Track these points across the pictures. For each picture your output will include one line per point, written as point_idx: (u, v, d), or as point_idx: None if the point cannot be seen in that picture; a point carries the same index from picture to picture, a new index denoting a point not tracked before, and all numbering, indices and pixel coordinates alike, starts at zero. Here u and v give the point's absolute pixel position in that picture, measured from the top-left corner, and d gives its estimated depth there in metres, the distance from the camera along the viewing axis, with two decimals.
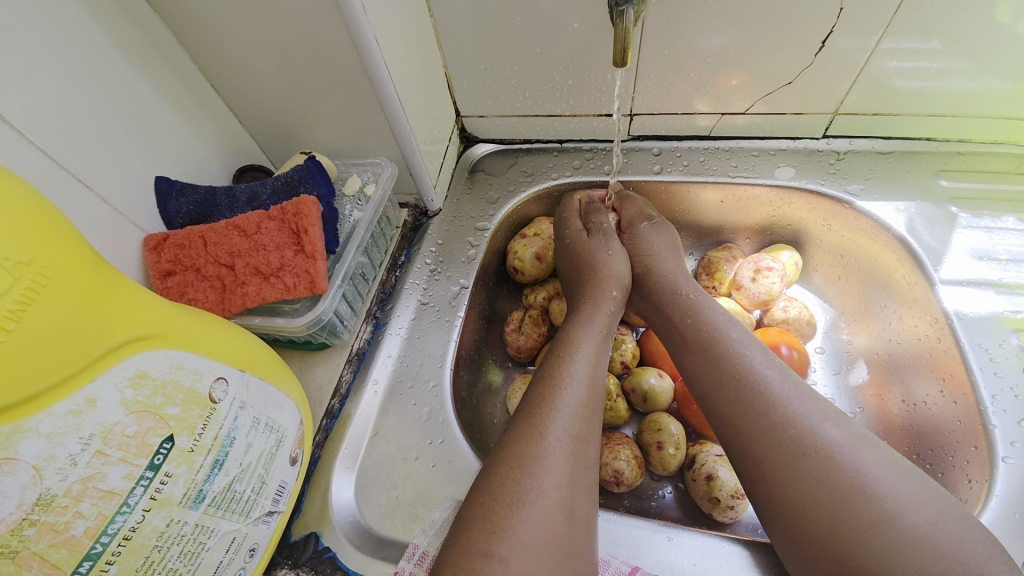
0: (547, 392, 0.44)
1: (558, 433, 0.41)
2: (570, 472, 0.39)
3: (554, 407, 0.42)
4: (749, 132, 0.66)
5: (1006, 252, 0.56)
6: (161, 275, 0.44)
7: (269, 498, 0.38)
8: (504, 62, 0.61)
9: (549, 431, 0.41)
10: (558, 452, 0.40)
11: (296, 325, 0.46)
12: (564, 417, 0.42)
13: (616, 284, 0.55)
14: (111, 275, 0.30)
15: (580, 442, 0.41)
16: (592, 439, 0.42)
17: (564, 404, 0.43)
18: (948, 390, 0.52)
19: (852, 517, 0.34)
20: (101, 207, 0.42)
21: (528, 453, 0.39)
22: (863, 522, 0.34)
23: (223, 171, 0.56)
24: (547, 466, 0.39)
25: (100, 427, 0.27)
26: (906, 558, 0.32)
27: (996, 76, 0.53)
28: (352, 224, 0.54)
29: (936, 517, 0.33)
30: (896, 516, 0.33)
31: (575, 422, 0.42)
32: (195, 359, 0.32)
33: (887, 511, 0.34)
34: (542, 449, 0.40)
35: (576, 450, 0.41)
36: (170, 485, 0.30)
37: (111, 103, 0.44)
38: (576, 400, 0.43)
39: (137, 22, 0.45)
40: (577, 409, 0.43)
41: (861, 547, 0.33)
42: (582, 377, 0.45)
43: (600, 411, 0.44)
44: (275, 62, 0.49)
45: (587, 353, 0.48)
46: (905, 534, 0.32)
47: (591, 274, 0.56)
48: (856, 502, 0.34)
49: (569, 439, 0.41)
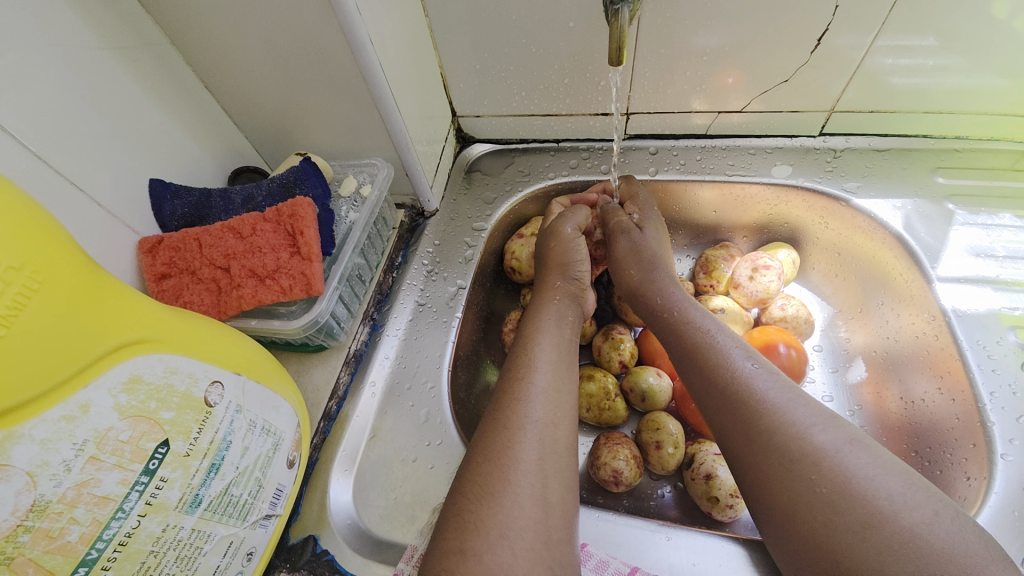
0: (511, 384, 0.44)
1: (527, 421, 0.41)
2: (541, 459, 0.39)
3: (519, 397, 0.43)
4: (746, 131, 0.66)
5: (1003, 249, 0.56)
6: (156, 278, 0.44)
7: (266, 501, 0.37)
8: (500, 62, 0.61)
9: (516, 420, 0.41)
10: (528, 438, 0.40)
11: (292, 327, 0.46)
12: (529, 406, 0.42)
13: (561, 272, 0.55)
14: (104, 279, 0.30)
15: (549, 428, 0.41)
16: (564, 424, 0.42)
17: (527, 393, 0.43)
18: (946, 388, 0.52)
19: (844, 518, 0.34)
20: (95, 210, 0.42)
21: (497, 444, 0.40)
22: (854, 522, 0.34)
23: (219, 174, 0.56)
24: (517, 455, 0.39)
25: (94, 433, 0.27)
26: (899, 558, 0.32)
27: (993, 72, 0.53)
28: (347, 226, 0.53)
29: (930, 518, 0.33)
30: (888, 516, 0.33)
31: (543, 408, 0.42)
32: (189, 363, 0.32)
33: (880, 512, 0.34)
34: (512, 438, 0.40)
35: (547, 436, 0.41)
36: (165, 490, 0.30)
37: (104, 106, 0.43)
38: (540, 388, 0.44)
39: (128, 23, 0.45)
40: (542, 396, 0.43)
41: (853, 548, 0.33)
42: (545, 365, 0.46)
43: (570, 394, 0.45)
44: (269, 62, 0.49)
45: (545, 342, 0.48)
46: (898, 534, 0.32)
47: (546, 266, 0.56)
48: (850, 503, 0.35)
49: (539, 426, 0.41)
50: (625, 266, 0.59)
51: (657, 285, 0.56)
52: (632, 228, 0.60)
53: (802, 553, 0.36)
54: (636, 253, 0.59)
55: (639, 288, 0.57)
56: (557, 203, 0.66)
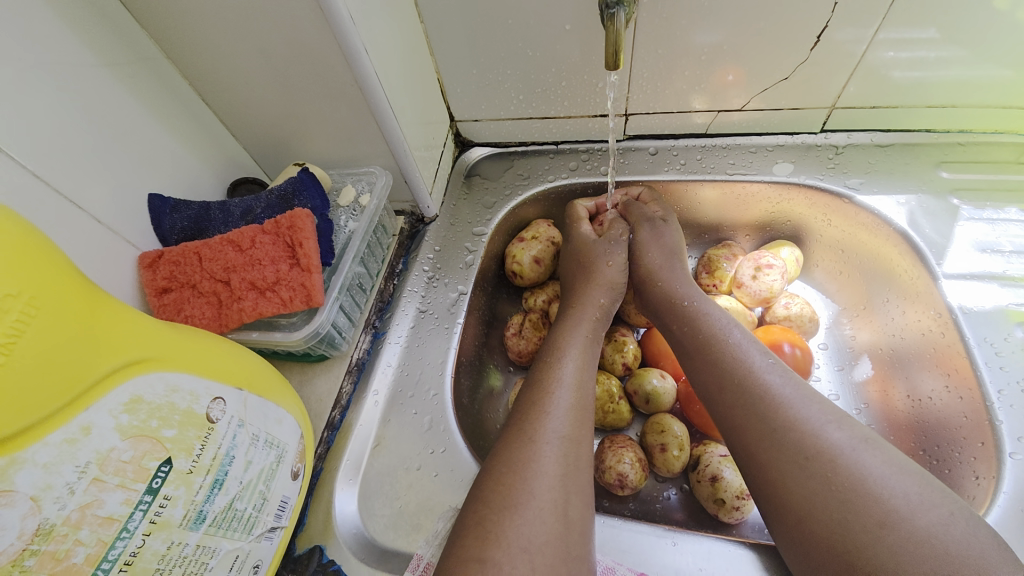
0: (536, 396, 0.44)
1: (550, 435, 0.41)
2: (564, 475, 0.39)
3: (544, 410, 0.43)
4: (746, 129, 0.65)
5: (1010, 244, 0.56)
6: (157, 293, 0.44)
7: (271, 514, 0.38)
8: (496, 66, 0.61)
9: (541, 434, 0.41)
10: (551, 453, 0.40)
11: (293, 339, 0.46)
12: (554, 420, 0.42)
13: (608, 291, 0.56)
14: (101, 300, 0.30)
15: (572, 445, 0.41)
16: (585, 442, 0.43)
17: (553, 407, 0.43)
18: (954, 385, 0.52)
19: (859, 517, 0.34)
20: (95, 227, 0.42)
21: (521, 456, 0.40)
22: (870, 521, 0.34)
23: (218, 186, 0.56)
24: (540, 469, 0.39)
25: (96, 454, 0.27)
26: (914, 559, 0.31)
27: (997, 64, 0.52)
28: (347, 235, 0.53)
29: (946, 518, 0.33)
30: (904, 516, 0.33)
31: (566, 424, 0.42)
32: (190, 380, 0.32)
33: (895, 511, 0.33)
34: (535, 452, 0.40)
35: (570, 452, 0.41)
36: (169, 508, 0.30)
37: (102, 122, 0.43)
38: (565, 403, 0.44)
39: (124, 39, 0.45)
40: (567, 412, 0.43)
41: (869, 548, 0.33)
42: (571, 380, 0.46)
43: (591, 413, 0.45)
44: (266, 73, 0.49)
45: (574, 357, 0.48)
46: (914, 534, 0.32)
47: (588, 274, 0.57)
48: (864, 501, 0.34)
49: (562, 441, 0.41)
50: (645, 253, 0.58)
51: (674, 275, 0.56)
52: (656, 219, 0.60)
53: (810, 555, 0.36)
54: (659, 243, 0.58)
55: (655, 272, 0.57)
56: (579, 204, 0.64)
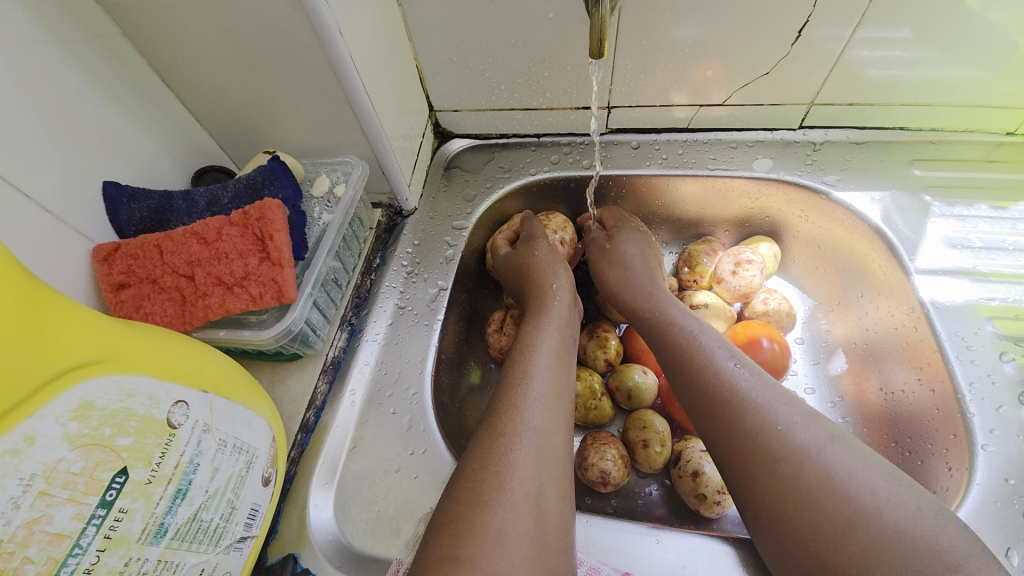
0: (508, 389, 0.43)
1: (524, 427, 0.40)
2: (539, 465, 0.38)
3: (517, 402, 0.42)
4: (727, 124, 0.65)
5: (979, 240, 0.57)
6: (113, 288, 0.41)
7: (240, 523, 0.36)
8: (477, 54, 0.59)
9: (513, 427, 0.40)
10: (526, 445, 0.39)
11: (264, 337, 0.44)
12: (527, 412, 0.41)
13: (552, 273, 0.55)
14: (46, 297, 0.27)
15: (547, 435, 0.40)
16: (562, 432, 0.42)
17: (525, 399, 0.42)
18: (926, 378, 0.53)
19: (827, 517, 0.34)
20: (42, 217, 0.39)
21: (495, 451, 0.38)
22: (840, 521, 0.34)
23: (181, 174, 0.53)
24: (514, 463, 0.38)
25: (42, 466, 0.24)
26: (884, 556, 0.32)
27: (969, 64, 0.54)
28: (321, 228, 0.51)
29: (913, 513, 0.33)
30: (872, 513, 0.33)
31: (541, 414, 0.41)
32: (148, 383, 0.30)
33: (865, 508, 0.34)
34: (509, 446, 0.39)
35: (545, 443, 0.40)
36: (127, 521, 0.28)
37: (50, 103, 0.40)
38: (538, 394, 0.43)
39: (73, 13, 0.41)
40: (540, 402, 0.42)
41: (840, 547, 0.33)
42: (545, 370, 0.45)
43: (566, 402, 0.44)
44: (231, 53, 0.46)
45: (546, 348, 0.47)
46: (882, 531, 0.33)
47: (532, 273, 0.56)
48: (833, 502, 0.35)
49: (537, 432, 0.40)
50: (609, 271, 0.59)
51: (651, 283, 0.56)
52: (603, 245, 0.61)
53: (789, 555, 0.36)
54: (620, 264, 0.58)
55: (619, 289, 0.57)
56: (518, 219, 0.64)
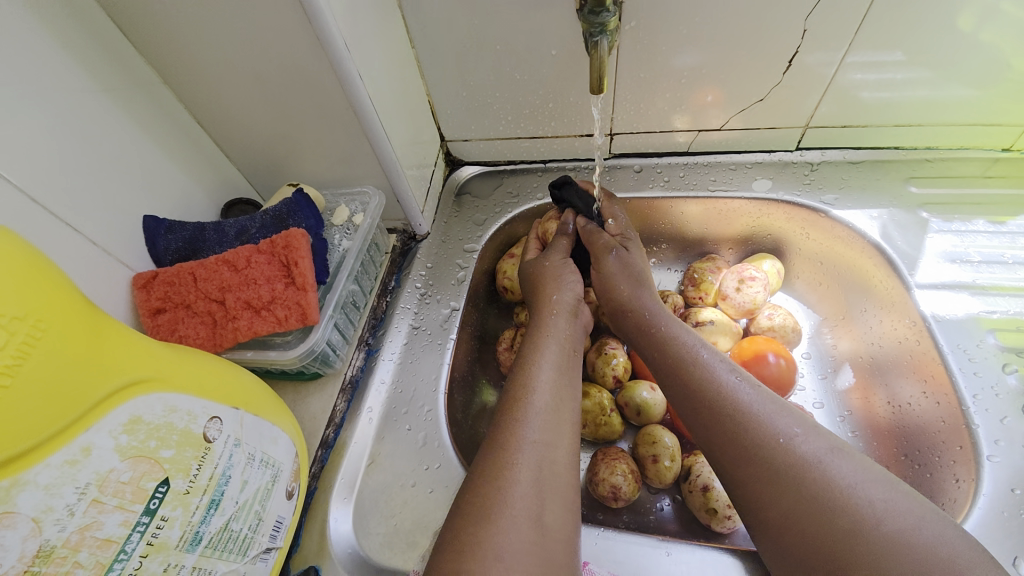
0: (510, 403, 0.45)
1: (524, 441, 0.42)
2: (539, 480, 0.40)
3: (518, 416, 0.43)
4: (726, 147, 0.68)
5: (977, 254, 0.58)
6: (151, 313, 0.44)
7: (266, 535, 0.37)
8: (485, 89, 0.63)
9: (514, 440, 0.42)
10: (525, 459, 0.40)
11: (288, 357, 0.46)
12: (528, 425, 0.43)
13: (556, 286, 0.56)
14: (104, 322, 0.30)
15: (547, 448, 0.42)
16: (563, 445, 0.43)
17: (525, 412, 0.44)
18: (931, 391, 0.54)
19: (829, 529, 0.35)
20: (89, 248, 0.43)
21: (497, 465, 0.40)
22: (842, 530, 0.34)
23: (212, 206, 0.57)
24: (515, 475, 0.39)
25: (96, 475, 0.27)
26: (893, 564, 0.32)
27: (960, 83, 0.56)
28: (341, 254, 0.54)
29: (915, 523, 0.34)
30: (872, 524, 0.34)
31: (540, 428, 0.43)
32: (188, 400, 0.32)
33: (863, 519, 0.34)
34: (510, 459, 0.40)
35: (545, 457, 0.41)
36: (167, 529, 0.30)
37: (99, 146, 0.44)
38: (541, 409, 0.44)
39: (122, 66, 0.46)
40: (540, 415, 0.44)
41: (847, 554, 0.34)
42: (546, 385, 0.46)
43: (569, 416, 0.45)
44: (260, 96, 0.50)
45: (548, 361, 0.48)
46: (881, 543, 0.33)
47: (544, 285, 0.57)
48: (834, 513, 0.35)
49: (536, 446, 0.41)
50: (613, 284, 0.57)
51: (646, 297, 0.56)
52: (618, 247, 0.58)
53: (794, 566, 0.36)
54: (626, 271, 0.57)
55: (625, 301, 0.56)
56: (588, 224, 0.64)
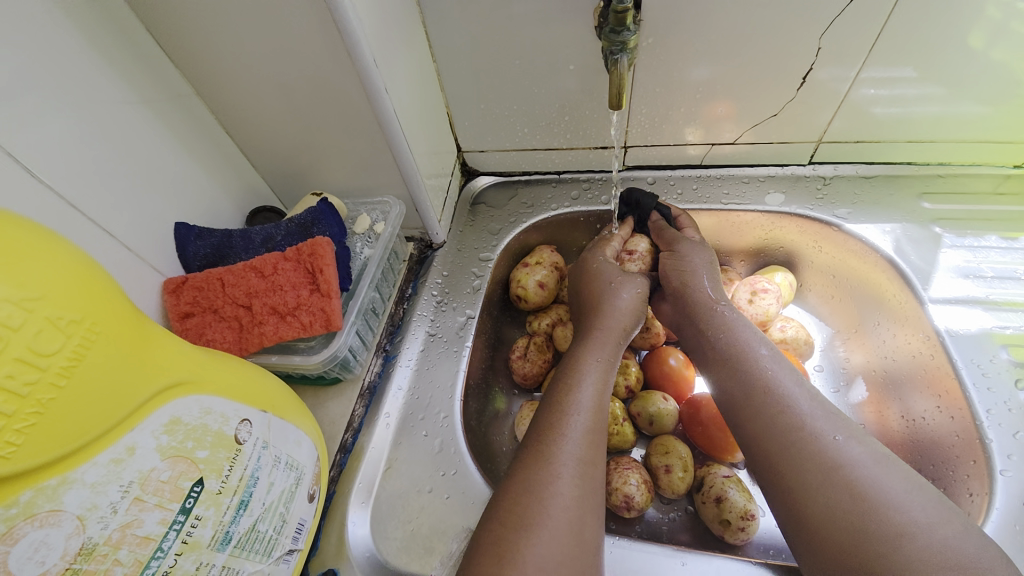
0: (554, 417, 0.45)
1: (567, 457, 0.42)
2: (580, 495, 0.40)
3: (561, 432, 0.44)
4: (738, 161, 0.69)
5: (990, 270, 0.59)
6: (179, 317, 0.46)
7: (289, 536, 0.38)
8: (503, 102, 0.64)
9: (558, 455, 0.42)
10: (568, 474, 0.41)
11: (312, 362, 0.48)
12: (571, 442, 0.43)
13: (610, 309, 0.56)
14: (146, 325, 0.31)
15: (588, 466, 0.42)
16: (601, 463, 0.44)
17: (570, 429, 0.44)
18: (945, 406, 0.54)
19: (878, 526, 0.35)
20: (123, 254, 0.44)
21: (540, 477, 0.41)
22: (890, 530, 0.35)
23: (237, 214, 0.58)
24: (558, 490, 0.40)
25: (138, 474, 0.28)
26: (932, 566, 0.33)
27: (972, 100, 0.57)
28: (362, 262, 0.56)
29: (952, 536, 0.34)
30: (920, 530, 0.35)
31: (583, 445, 0.43)
32: (222, 403, 0.34)
33: (910, 523, 0.35)
34: (553, 474, 0.41)
35: (586, 474, 0.42)
36: (200, 528, 0.31)
37: (135, 155, 0.46)
38: (582, 426, 0.45)
39: (159, 79, 0.48)
40: (584, 433, 0.44)
41: (889, 556, 0.34)
42: (589, 403, 0.46)
43: (605, 434, 0.46)
44: (288, 108, 0.52)
45: (591, 378, 0.49)
46: (931, 545, 0.34)
47: (595, 300, 0.57)
48: (882, 514, 0.36)
49: (579, 463, 0.42)
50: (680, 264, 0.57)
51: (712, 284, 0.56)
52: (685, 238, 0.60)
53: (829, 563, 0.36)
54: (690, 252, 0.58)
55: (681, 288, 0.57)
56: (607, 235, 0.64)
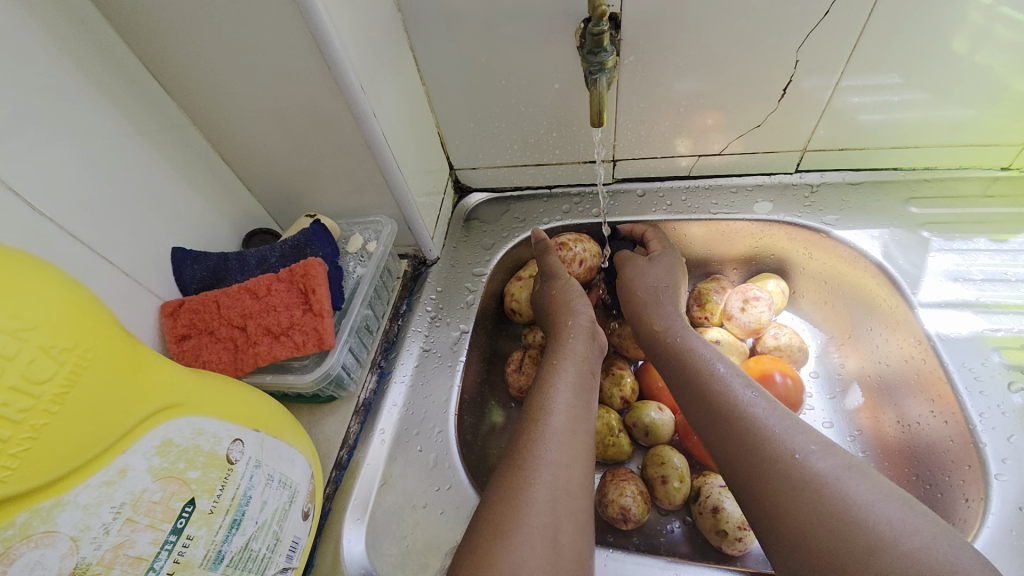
0: (528, 425, 0.46)
1: (540, 462, 0.43)
2: (554, 500, 0.41)
3: (535, 438, 0.45)
4: (726, 171, 0.70)
5: (980, 272, 0.59)
6: (176, 339, 0.47)
7: (283, 555, 0.39)
8: (493, 120, 0.66)
9: (531, 461, 0.43)
10: (541, 479, 0.41)
11: (306, 380, 0.49)
12: (545, 446, 0.44)
13: (573, 313, 0.57)
14: (139, 350, 0.32)
15: (564, 470, 0.43)
16: (580, 466, 0.44)
17: (543, 434, 0.45)
18: (939, 410, 0.54)
19: (849, 544, 0.35)
20: (123, 280, 0.46)
21: (514, 483, 0.41)
22: (860, 548, 0.35)
23: (234, 237, 0.60)
24: (530, 496, 0.40)
25: (130, 495, 0.29)
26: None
27: (954, 104, 0.57)
28: (355, 280, 0.57)
29: (928, 542, 0.34)
30: (889, 543, 0.34)
31: (557, 449, 0.44)
32: (214, 423, 0.34)
33: (881, 538, 0.35)
34: (526, 480, 0.41)
35: (562, 478, 0.42)
36: (192, 547, 0.31)
37: (134, 184, 0.48)
38: (557, 429, 0.45)
39: (157, 110, 0.50)
40: (557, 437, 0.45)
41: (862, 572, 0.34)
42: (563, 407, 0.47)
43: (584, 438, 0.46)
44: (281, 134, 0.53)
45: (564, 383, 0.50)
46: (902, 560, 0.34)
47: (563, 308, 0.59)
48: (852, 530, 0.36)
49: (553, 467, 0.42)
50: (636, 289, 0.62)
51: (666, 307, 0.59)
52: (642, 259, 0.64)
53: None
54: (647, 278, 0.62)
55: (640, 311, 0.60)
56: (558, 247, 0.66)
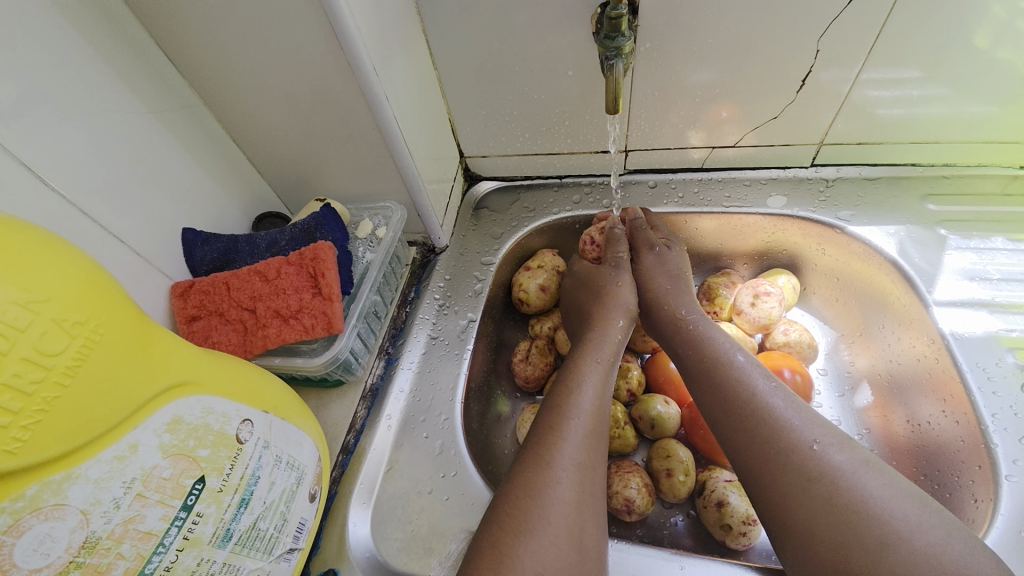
0: (554, 421, 0.45)
1: (566, 461, 0.42)
2: (578, 501, 0.41)
3: (561, 436, 0.44)
4: (740, 164, 0.69)
5: (996, 272, 0.58)
6: (186, 320, 0.47)
7: (290, 535, 0.39)
8: (504, 108, 0.65)
9: (558, 460, 0.42)
10: (567, 480, 0.41)
11: (314, 364, 0.49)
12: (571, 446, 0.43)
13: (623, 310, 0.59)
14: (150, 327, 0.32)
15: (587, 471, 0.43)
16: (599, 468, 0.44)
17: (570, 433, 0.44)
18: (950, 410, 0.53)
19: (859, 539, 0.35)
20: (134, 259, 0.46)
21: (541, 481, 0.41)
22: (872, 542, 0.35)
23: (244, 220, 0.60)
24: (558, 496, 0.40)
25: (141, 471, 0.29)
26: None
27: (977, 100, 0.56)
28: (364, 266, 0.57)
29: (943, 539, 0.34)
30: (904, 537, 0.34)
31: (582, 450, 0.44)
32: (224, 403, 0.34)
33: (896, 532, 0.35)
34: (553, 478, 0.41)
35: (584, 479, 0.42)
36: (201, 525, 0.32)
37: (146, 164, 0.47)
38: (582, 429, 0.45)
39: (169, 90, 0.49)
40: (583, 436, 0.44)
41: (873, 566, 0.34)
42: (589, 407, 0.47)
43: (603, 436, 0.46)
44: (292, 117, 0.53)
45: (593, 380, 0.49)
46: (914, 555, 0.33)
47: (603, 302, 0.59)
48: (866, 524, 0.35)
49: (578, 468, 0.42)
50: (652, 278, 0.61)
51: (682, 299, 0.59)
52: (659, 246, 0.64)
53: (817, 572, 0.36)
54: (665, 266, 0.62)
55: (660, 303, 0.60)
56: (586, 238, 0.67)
